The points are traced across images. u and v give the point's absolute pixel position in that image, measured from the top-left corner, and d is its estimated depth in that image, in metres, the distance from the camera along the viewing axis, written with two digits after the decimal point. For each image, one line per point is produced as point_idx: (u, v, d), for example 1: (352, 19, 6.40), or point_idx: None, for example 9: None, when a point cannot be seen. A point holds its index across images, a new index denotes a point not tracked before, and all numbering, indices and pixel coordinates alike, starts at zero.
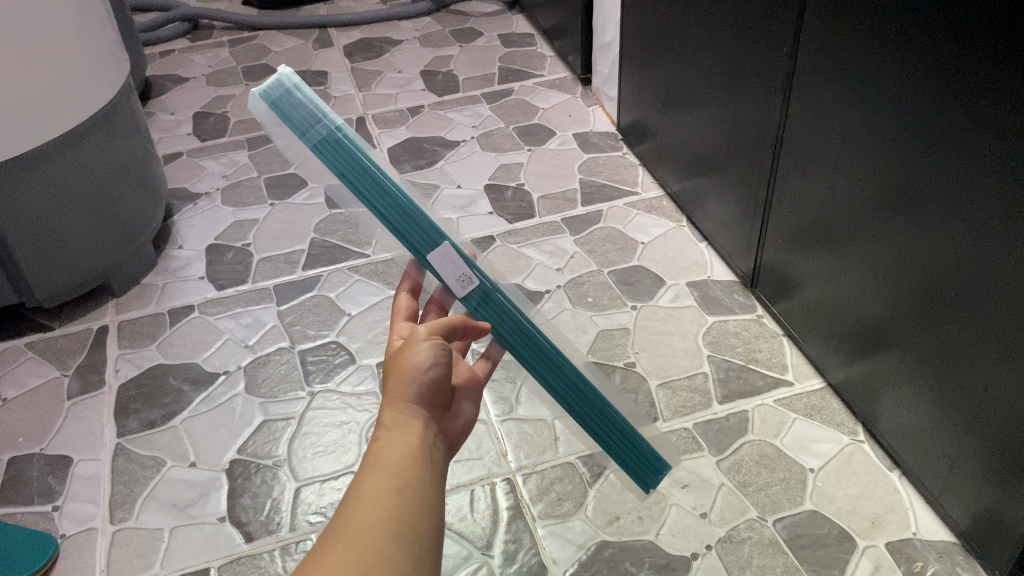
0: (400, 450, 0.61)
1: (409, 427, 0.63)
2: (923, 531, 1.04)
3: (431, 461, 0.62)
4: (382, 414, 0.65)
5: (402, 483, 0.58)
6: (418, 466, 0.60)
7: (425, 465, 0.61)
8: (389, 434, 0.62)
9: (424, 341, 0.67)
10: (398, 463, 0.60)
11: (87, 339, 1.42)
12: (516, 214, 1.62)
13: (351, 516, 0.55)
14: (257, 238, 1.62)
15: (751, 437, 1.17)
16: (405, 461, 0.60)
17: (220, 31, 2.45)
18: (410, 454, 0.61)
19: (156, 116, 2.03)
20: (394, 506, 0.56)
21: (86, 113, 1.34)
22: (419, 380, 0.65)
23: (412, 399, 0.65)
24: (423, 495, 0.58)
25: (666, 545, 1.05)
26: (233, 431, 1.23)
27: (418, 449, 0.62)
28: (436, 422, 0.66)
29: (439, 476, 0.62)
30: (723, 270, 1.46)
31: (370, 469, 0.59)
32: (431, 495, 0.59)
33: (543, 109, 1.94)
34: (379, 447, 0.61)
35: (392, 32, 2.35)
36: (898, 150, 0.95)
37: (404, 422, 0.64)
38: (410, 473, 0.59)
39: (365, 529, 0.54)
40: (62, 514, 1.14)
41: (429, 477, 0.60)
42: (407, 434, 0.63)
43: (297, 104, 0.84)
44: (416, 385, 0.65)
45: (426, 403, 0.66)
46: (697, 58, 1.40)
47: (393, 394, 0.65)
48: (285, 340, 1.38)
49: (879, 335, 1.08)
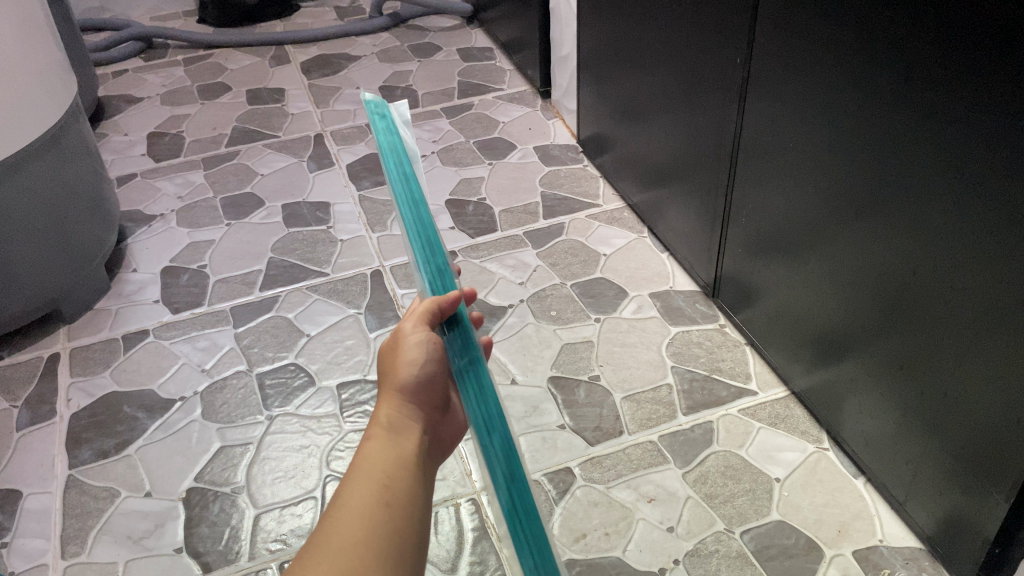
0: (394, 456, 0.59)
1: (405, 430, 0.62)
2: (889, 538, 1.03)
3: (423, 464, 0.61)
4: (378, 409, 0.63)
5: (390, 494, 0.56)
6: (410, 470, 0.59)
7: (417, 469, 0.60)
8: (383, 435, 0.61)
9: None
10: (389, 471, 0.58)
11: (39, 368, 1.38)
12: (478, 229, 1.61)
13: (333, 530, 0.54)
14: (213, 259, 1.59)
15: (716, 448, 1.16)
16: (396, 468, 0.58)
17: (176, 50, 2.41)
18: (403, 458, 0.59)
19: (109, 137, 1.99)
20: (381, 520, 0.54)
21: (32, 134, 1.31)
22: (420, 377, 0.63)
23: (409, 396, 0.63)
24: (414, 506, 0.56)
25: (633, 561, 1.03)
26: (189, 459, 1.20)
27: (413, 452, 0.60)
28: (433, 421, 0.65)
29: (431, 481, 0.60)
30: (686, 281, 1.45)
31: (361, 476, 0.57)
32: (422, 506, 0.57)
33: (504, 123, 1.93)
34: (371, 448, 0.60)
35: (350, 48, 2.33)
36: (856, 155, 0.95)
37: (400, 424, 0.62)
38: (401, 482, 0.57)
39: (349, 548, 0.53)
40: (11, 550, 1.10)
41: (421, 484, 0.59)
42: (402, 436, 0.61)
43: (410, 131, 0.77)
44: (417, 382, 0.63)
45: (422, 401, 0.64)
46: (653, 69, 1.40)
47: (391, 393, 0.63)
48: (243, 363, 1.35)
49: (841, 342, 1.07)
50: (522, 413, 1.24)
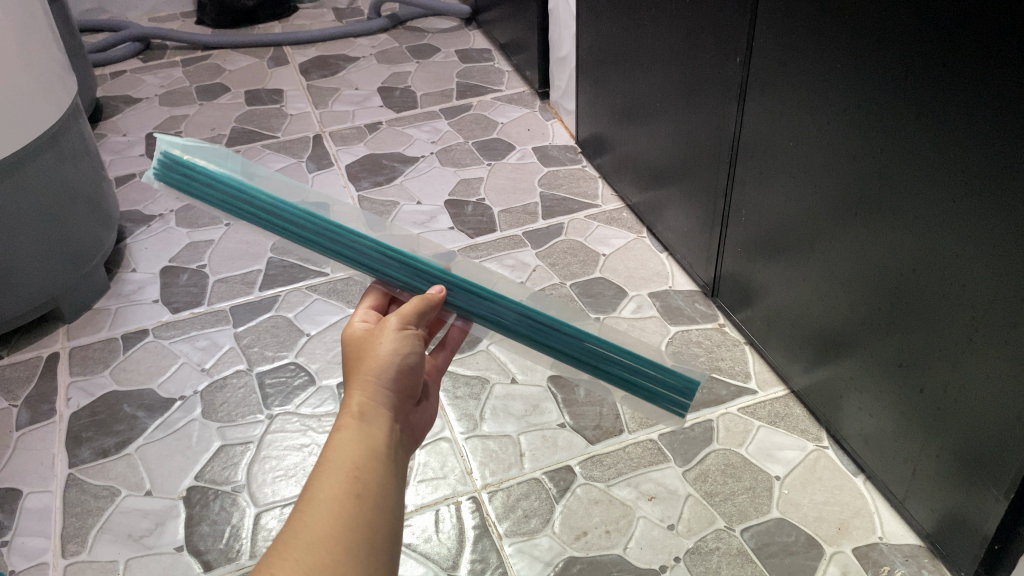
0: (365, 447, 0.59)
1: (375, 419, 0.62)
2: (890, 535, 1.04)
3: (393, 456, 0.61)
4: (349, 396, 0.63)
5: (361, 488, 0.56)
6: (381, 463, 0.59)
7: (388, 461, 0.60)
8: (355, 425, 0.61)
9: (395, 332, 0.67)
10: (359, 462, 0.58)
11: (38, 367, 1.38)
12: (477, 229, 1.61)
13: (306, 520, 0.54)
14: (212, 259, 1.59)
15: (716, 446, 1.16)
16: (366, 461, 0.59)
17: (174, 51, 2.41)
18: (374, 449, 0.60)
19: (107, 137, 1.99)
20: (348, 516, 0.54)
21: (30, 135, 1.31)
22: (394, 367, 0.65)
23: (383, 386, 0.64)
24: (384, 502, 0.57)
25: (634, 559, 1.04)
26: (190, 458, 1.20)
27: (384, 444, 0.61)
28: (401, 414, 0.66)
29: (399, 474, 0.61)
30: (685, 281, 1.46)
31: (331, 469, 0.57)
32: (390, 501, 0.57)
33: (502, 124, 1.93)
34: (340, 439, 0.60)
35: (348, 49, 2.34)
36: (855, 153, 0.95)
37: (371, 413, 0.62)
38: (371, 475, 0.58)
39: (317, 544, 0.52)
40: (11, 549, 1.10)
41: (390, 478, 0.59)
42: (373, 426, 0.61)
43: (220, 164, 0.89)
44: (391, 371, 0.64)
45: (395, 391, 0.65)
46: (651, 70, 1.41)
47: (364, 380, 0.63)
48: (243, 362, 1.35)
49: (840, 340, 1.08)
50: (522, 412, 1.24)
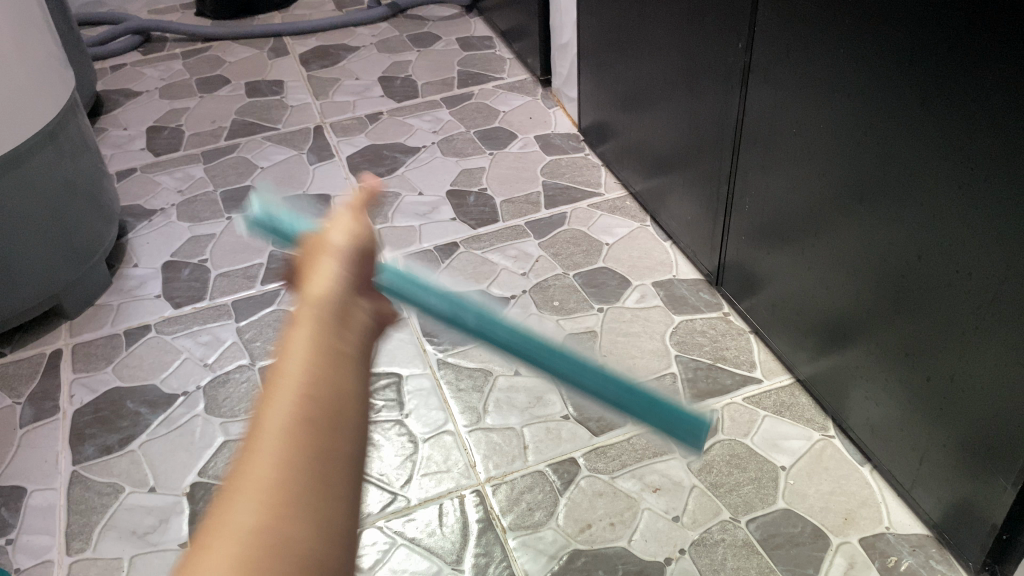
0: (338, 355, 0.43)
1: (344, 311, 0.46)
2: (896, 525, 1.03)
3: (364, 354, 0.45)
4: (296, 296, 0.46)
5: (315, 431, 0.39)
6: (344, 378, 0.42)
7: (356, 364, 0.43)
8: (311, 322, 0.44)
9: (353, 214, 0.52)
10: (309, 384, 0.41)
11: (41, 364, 1.38)
12: (479, 219, 1.60)
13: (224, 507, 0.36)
14: (214, 253, 1.58)
15: (721, 437, 1.15)
16: (321, 380, 0.41)
17: (173, 43, 2.40)
18: (332, 356, 0.43)
19: (108, 132, 1.98)
20: (290, 487, 0.37)
21: (29, 131, 1.30)
22: (357, 249, 0.50)
23: (346, 272, 0.48)
24: (342, 490, 0.38)
25: (639, 552, 1.03)
26: (194, 454, 1.20)
27: (351, 338, 0.44)
28: (367, 299, 0.49)
29: (363, 400, 0.42)
30: (689, 269, 1.45)
31: (272, 425, 0.39)
32: (361, 414, 0.41)
33: (504, 112, 1.92)
34: (291, 348, 0.42)
35: (349, 38, 2.32)
36: (860, 139, 0.94)
37: (334, 301, 0.46)
38: (328, 407, 0.40)
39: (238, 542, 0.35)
40: (16, 547, 1.10)
41: (362, 383, 0.43)
42: (335, 312, 0.45)
43: None
44: (355, 255, 0.50)
45: (361, 276, 0.49)
46: (653, 57, 1.40)
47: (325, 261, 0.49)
48: (245, 357, 1.35)
49: (846, 329, 1.07)
50: (526, 404, 1.23)
